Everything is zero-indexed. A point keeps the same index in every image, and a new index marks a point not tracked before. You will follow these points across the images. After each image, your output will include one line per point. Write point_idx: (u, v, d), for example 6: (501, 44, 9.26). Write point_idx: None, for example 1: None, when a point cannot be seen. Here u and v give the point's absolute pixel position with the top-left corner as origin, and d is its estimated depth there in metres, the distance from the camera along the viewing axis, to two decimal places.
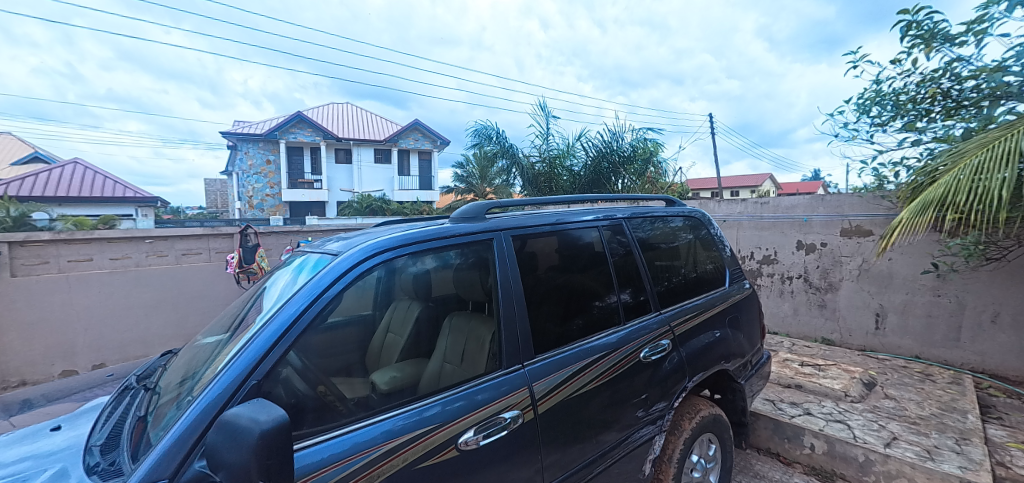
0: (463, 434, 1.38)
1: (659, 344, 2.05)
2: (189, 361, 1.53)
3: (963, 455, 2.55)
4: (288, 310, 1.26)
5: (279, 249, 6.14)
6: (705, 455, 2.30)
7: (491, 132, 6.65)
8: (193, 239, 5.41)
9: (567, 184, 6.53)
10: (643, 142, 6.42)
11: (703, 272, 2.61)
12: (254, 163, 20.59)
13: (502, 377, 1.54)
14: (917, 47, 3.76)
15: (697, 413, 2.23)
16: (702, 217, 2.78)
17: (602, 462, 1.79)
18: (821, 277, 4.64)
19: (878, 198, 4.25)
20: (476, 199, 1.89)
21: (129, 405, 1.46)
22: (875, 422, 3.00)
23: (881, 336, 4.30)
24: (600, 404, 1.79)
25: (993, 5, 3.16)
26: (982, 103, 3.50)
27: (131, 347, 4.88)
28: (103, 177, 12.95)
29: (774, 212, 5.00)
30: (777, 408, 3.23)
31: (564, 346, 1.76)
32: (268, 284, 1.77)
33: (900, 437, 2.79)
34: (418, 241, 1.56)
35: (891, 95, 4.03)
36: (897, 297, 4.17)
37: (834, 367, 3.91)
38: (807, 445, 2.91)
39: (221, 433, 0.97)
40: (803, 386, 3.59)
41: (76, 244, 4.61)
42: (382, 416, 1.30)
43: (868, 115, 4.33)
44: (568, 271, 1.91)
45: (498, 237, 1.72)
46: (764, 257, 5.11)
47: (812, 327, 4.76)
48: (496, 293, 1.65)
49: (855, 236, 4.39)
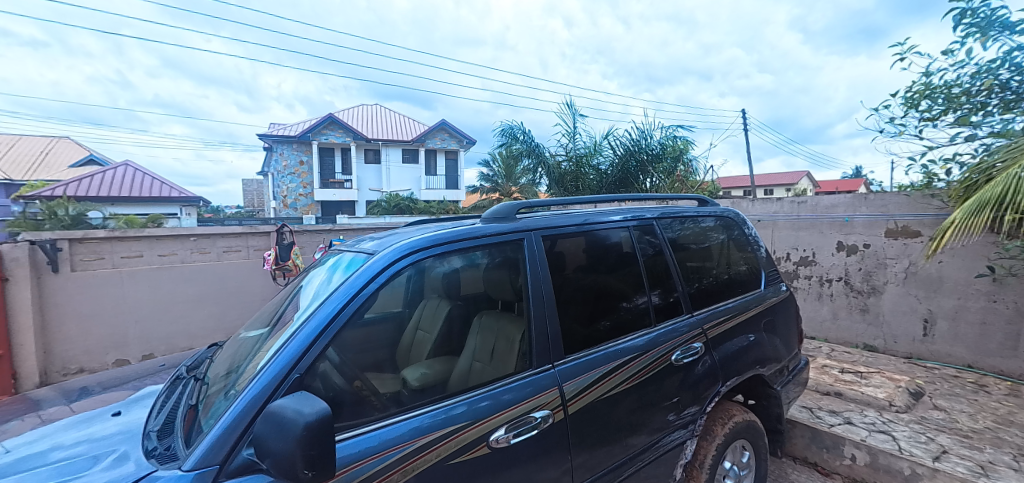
0: (494, 432, 1.40)
1: (691, 347, 2.01)
2: (234, 354, 1.61)
3: (1022, 473, 2.39)
4: (326, 309, 1.30)
5: (312, 247, 6.34)
6: (738, 462, 2.24)
7: (517, 132, 6.64)
8: (233, 237, 5.64)
9: (594, 184, 6.46)
10: (672, 140, 6.31)
11: (737, 274, 2.54)
12: (288, 164, 21.29)
13: (531, 377, 1.55)
14: (972, 36, 3.54)
15: (730, 419, 2.18)
16: (736, 216, 2.70)
17: (632, 465, 1.77)
18: (864, 280, 4.43)
19: (927, 198, 4.03)
20: (506, 200, 1.89)
21: (180, 394, 1.54)
22: (922, 434, 2.84)
23: (930, 343, 4.07)
24: (629, 406, 1.77)
25: None
26: None
27: (176, 339, 5.15)
28: (151, 178, 13.71)
29: (813, 211, 4.79)
30: (814, 417, 3.11)
31: (593, 348, 1.75)
32: (304, 282, 1.83)
33: (950, 451, 2.63)
34: (447, 241, 1.57)
35: (942, 88, 3.80)
36: (948, 302, 3.94)
37: (877, 375, 3.74)
38: (847, 455, 2.79)
39: (267, 424, 1.02)
40: (843, 394, 3.44)
41: (128, 241, 4.88)
42: (413, 413, 1.33)
43: (916, 109, 4.11)
44: (596, 271, 1.90)
45: (528, 237, 1.73)
46: (802, 258, 4.93)
47: (853, 332, 4.56)
48: (526, 293, 1.66)
49: (901, 237, 4.17)
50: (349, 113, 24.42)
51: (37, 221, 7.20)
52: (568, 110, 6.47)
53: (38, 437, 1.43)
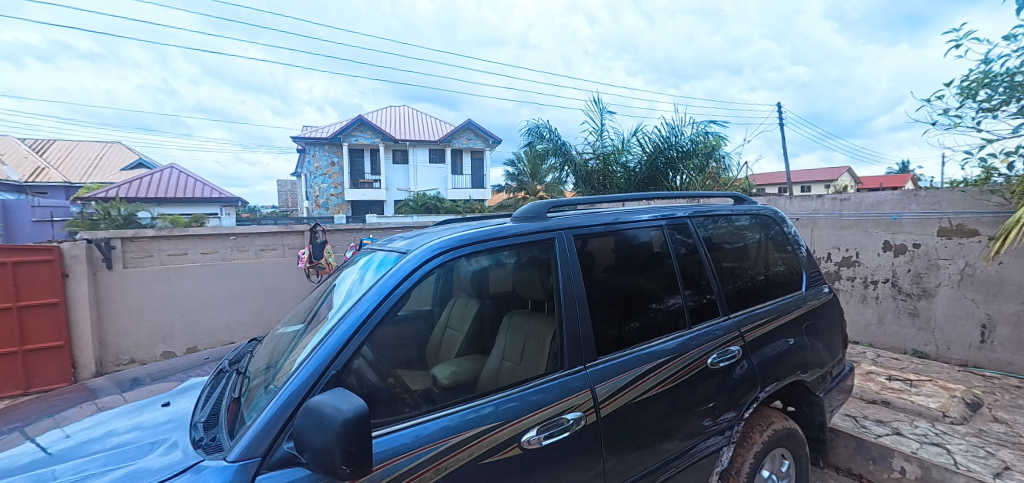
0: (525, 433, 1.38)
1: (728, 351, 1.94)
2: (273, 349, 1.66)
3: None
4: (361, 307, 1.32)
5: (343, 246, 6.51)
6: (777, 471, 2.15)
7: (543, 130, 6.60)
8: (270, 236, 5.83)
9: (622, 182, 6.36)
10: (704, 136, 6.12)
11: (775, 274, 2.43)
12: (320, 165, 21.90)
13: (562, 378, 1.53)
14: None
15: (769, 426, 2.09)
16: (773, 214, 2.60)
17: (665, 470, 1.73)
18: (913, 282, 4.18)
19: (986, 194, 3.77)
20: (536, 199, 1.87)
21: (223, 387, 1.60)
22: (981, 448, 2.65)
23: (988, 351, 3.80)
24: (662, 411, 1.72)
25: None
26: None
27: (218, 333, 5.38)
28: (194, 180, 14.40)
29: (857, 209, 4.55)
30: (859, 426, 2.95)
31: (624, 350, 1.71)
32: (337, 280, 1.87)
33: (1013, 467, 2.44)
34: (478, 240, 1.57)
35: (1004, 76, 3.53)
36: (1009, 306, 3.66)
37: (929, 384, 3.51)
38: (896, 468, 2.63)
39: (308, 419, 1.03)
40: (890, 402, 3.26)
41: (174, 240, 5.13)
42: (444, 412, 1.34)
43: (974, 100, 3.84)
44: (627, 272, 1.86)
45: (559, 237, 1.71)
46: (844, 258, 4.69)
47: (901, 338, 4.31)
48: (557, 294, 1.64)
49: (956, 237, 3.91)
50: (378, 114, 24.96)
51: (93, 221, 7.71)
52: (595, 107, 6.38)
53: (96, 423, 1.52)
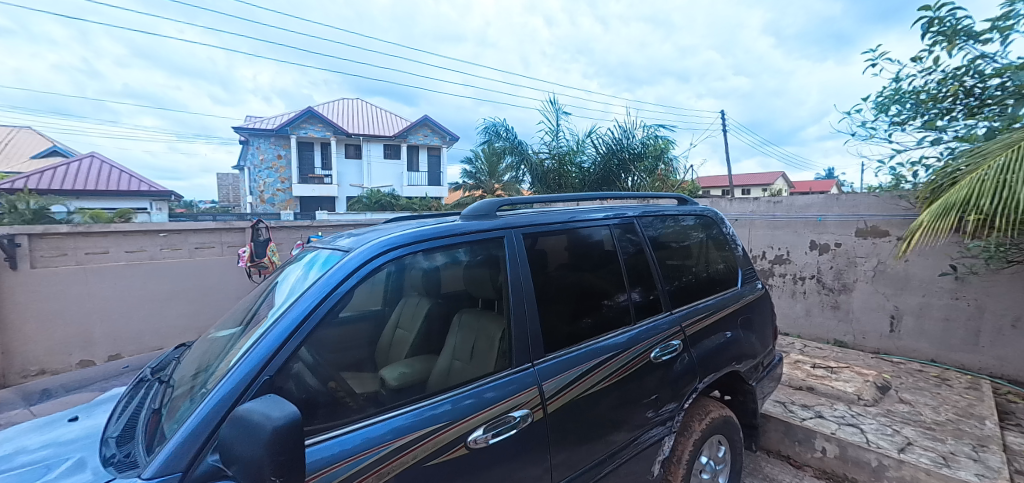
0: (472, 432, 1.38)
1: (670, 345, 2.03)
2: (203, 354, 1.55)
3: (980, 463, 2.50)
4: (300, 307, 1.27)
5: (289, 244, 6.20)
6: (714, 456, 2.29)
7: (501, 129, 6.61)
8: (206, 233, 5.48)
9: (577, 182, 6.51)
10: (654, 140, 6.36)
11: (715, 272, 2.58)
12: (265, 157, 20.71)
13: (511, 376, 1.54)
14: (939, 44, 3.66)
15: (707, 414, 2.21)
16: (715, 215, 2.75)
17: (611, 462, 1.78)
18: (835, 278, 4.57)
19: (895, 198, 4.18)
20: (487, 197, 1.87)
21: (143, 398, 1.47)
22: (889, 426, 2.95)
23: (896, 339, 4.23)
24: (610, 404, 1.78)
25: (1017, 3, 3.13)
26: (1006, 101, 3.33)
27: (147, 338, 4.97)
28: (119, 171, 13.16)
29: (788, 211, 4.90)
30: (788, 411, 3.19)
31: (576, 345, 1.75)
32: (279, 279, 1.78)
33: (914, 442, 2.74)
34: (428, 238, 1.55)
35: (911, 94, 3.93)
36: (914, 299, 4.10)
37: (847, 370, 3.86)
38: (818, 448, 2.87)
39: (234, 428, 0.97)
40: (815, 388, 3.54)
41: (93, 237, 4.63)
42: (392, 413, 1.31)
43: (887, 114, 4.24)
44: (580, 269, 1.91)
45: (509, 235, 1.72)
46: (777, 257, 5.04)
47: (825, 329, 4.70)
48: (506, 291, 1.64)
49: (871, 237, 4.31)
50: (328, 107, 23.94)
51: None
52: (551, 107, 6.48)
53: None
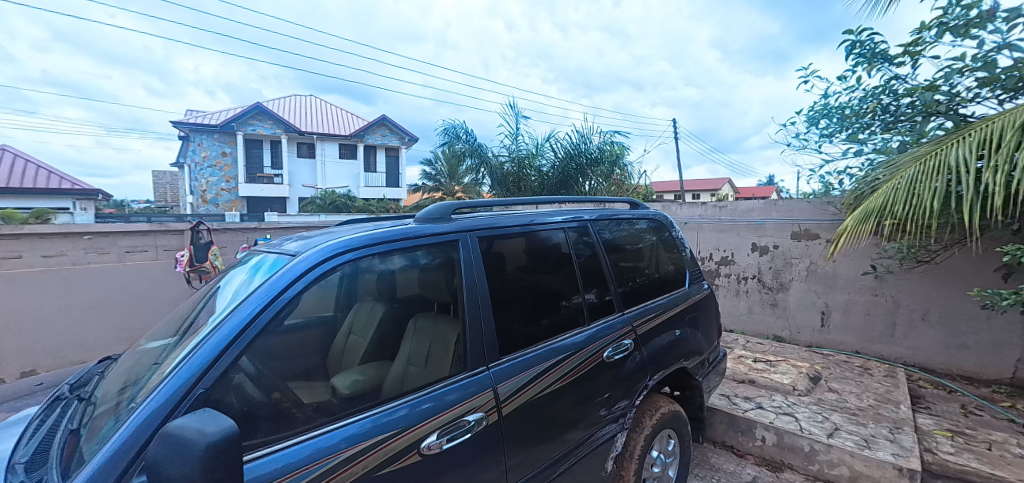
0: (426, 438, 1.36)
1: (622, 344, 2.09)
2: (132, 367, 1.43)
3: (896, 443, 2.76)
4: (241, 314, 1.21)
5: (234, 247, 5.87)
6: (664, 450, 2.38)
7: (460, 131, 6.58)
8: (139, 236, 5.09)
9: (536, 186, 6.59)
10: (610, 145, 6.55)
11: (666, 273, 2.70)
12: (208, 155, 19.46)
13: (466, 379, 1.54)
14: (860, 65, 4.01)
15: (658, 410, 2.30)
16: (666, 219, 2.87)
17: (567, 461, 1.81)
18: (774, 278, 4.89)
19: (825, 204, 4.54)
20: (442, 199, 1.85)
21: (59, 417, 1.35)
22: (820, 414, 3.19)
23: (826, 333, 4.58)
24: (565, 403, 1.81)
25: (923, 31, 3.49)
26: (916, 118, 3.69)
27: (67, 352, 4.43)
28: (36, 168, 11.94)
29: (732, 215, 5.19)
30: (731, 403, 3.37)
31: (533, 346, 1.78)
32: (222, 283, 1.68)
33: (841, 427, 2.98)
34: (381, 241, 1.52)
35: (837, 109, 4.28)
36: (841, 296, 4.45)
37: (783, 363, 4.14)
38: (758, 437, 3.05)
39: (163, 447, 0.92)
40: (755, 381, 3.76)
41: (2, 240, 4.17)
42: (346, 421, 1.29)
43: (817, 127, 4.59)
44: (537, 272, 1.93)
45: (464, 238, 1.71)
46: (722, 258, 5.31)
47: (765, 325, 5.01)
48: (461, 295, 1.64)
49: (804, 239, 4.65)
50: (279, 103, 22.86)
51: None
52: (511, 111, 6.53)
53: None
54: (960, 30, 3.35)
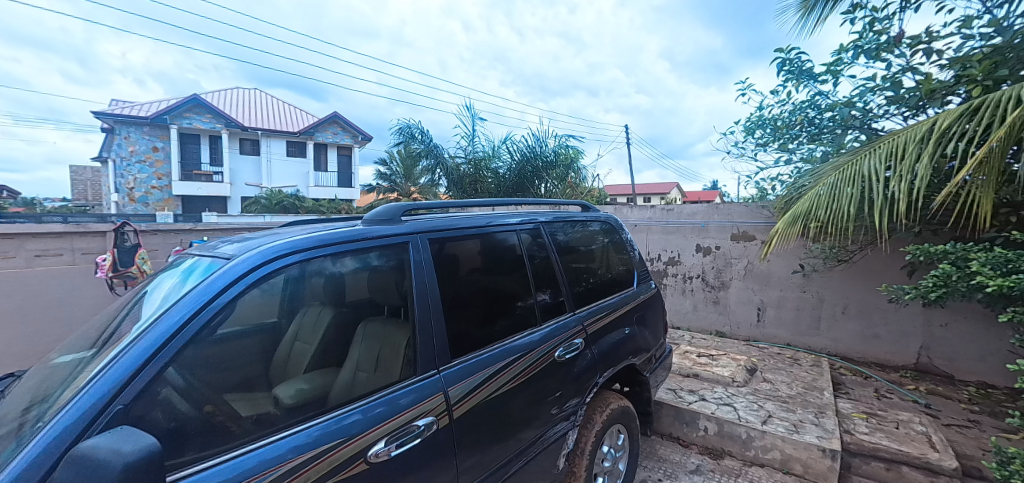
0: (373, 445, 1.33)
1: (573, 344, 2.14)
2: (39, 384, 1.30)
3: (820, 427, 3.01)
4: (167, 322, 1.13)
5: (166, 250, 5.43)
6: (614, 444, 2.46)
7: (415, 131, 6.45)
8: (52, 238, 4.61)
9: (492, 187, 6.60)
10: (564, 149, 6.68)
11: (616, 274, 2.79)
12: (136, 150, 17.90)
13: (417, 384, 1.52)
14: (790, 81, 4.35)
15: (607, 406, 2.37)
16: (616, 222, 2.97)
17: (519, 460, 1.82)
18: (715, 277, 5.18)
19: (760, 208, 4.87)
20: (392, 201, 1.81)
21: None
22: (755, 403, 3.41)
23: (762, 327, 4.91)
24: (517, 404, 1.83)
25: (842, 52, 3.84)
26: (837, 131, 4.06)
27: None
28: None
29: (678, 218, 5.45)
30: (677, 396, 3.54)
31: (486, 348, 1.78)
32: (150, 288, 1.56)
33: (774, 415, 3.20)
34: (325, 244, 1.47)
35: (770, 121, 4.62)
36: (775, 293, 4.79)
37: (724, 357, 4.39)
38: (701, 427, 3.22)
39: (70, 470, 0.91)
40: (699, 375, 3.97)
41: None
42: (294, 430, 1.25)
43: (753, 137, 4.93)
44: (490, 274, 1.94)
45: (415, 241, 1.69)
46: (669, 258, 5.56)
47: (708, 321, 5.30)
48: (411, 298, 1.62)
49: (742, 240, 4.96)
50: (219, 96, 21.44)
51: None
52: (468, 113, 6.53)
53: None
54: (872, 53, 3.72)
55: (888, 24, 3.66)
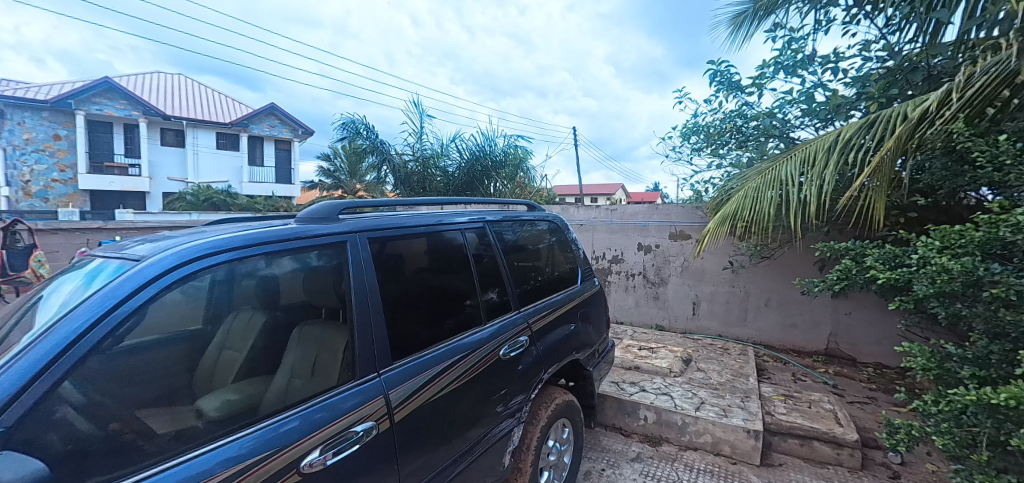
0: (307, 455, 1.27)
1: (518, 341, 2.16)
2: None
3: (746, 410, 3.26)
4: (62, 333, 1.03)
5: (69, 251, 4.86)
6: (559, 438, 2.52)
7: (360, 127, 6.22)
8: None
9: (440, 186, 6.51)
10: (513, 149, 6.72)
11: (561, 272, 2.85)
12: (32, 138, 15.80)
13: (355, 388, 1.47)
14: (720, 91, 4.66)
15: (552, 401, 2.42)
16: (562, 222, 3.04)
17: (464, 460, 1.82)
18: (655, 273, 5.45)
19: (695, 208, 5.19)
20: (329, 199, 1.74)
21: None
22: (691, 391, 3.63)
23: (697, 320, 5.23)
24: (462, 403, 1.82)
25: (765, 67, 4.17)
26: (760, 138, 4.41)
27: None
28: None
29: (621, 217, 5.66)
30: (619, 389, 3.68)
31: (430, 348, 1.76)
32: (47, 291, 1.39)
33: (706, 401, 3.43)
34: (253, 245, 1.38)
35: (703, 128, 4.93)
36: (708, 288, 5.12)
37: (663, 349, 4.63)
38: (641, 416, 3.38)
39: None
40: (640, 367, 4.16)
41: None
42: (225, 441, 1.18)
43: (689, 142, 5.23)
44: (435, 274, 1.92)
45: (354, 240, 1.63)
46: (613, 257, 5.76)
47: (649, 316, 5.56)
48: (349, 300, 1.56)
49: (679, 239, 5.26)
50: (135, 82, 19.46)
51: None
52: (415, 109, 6.39)
53: None
54: (790, 69, 4.07)
55: (803, 44, 4.03)
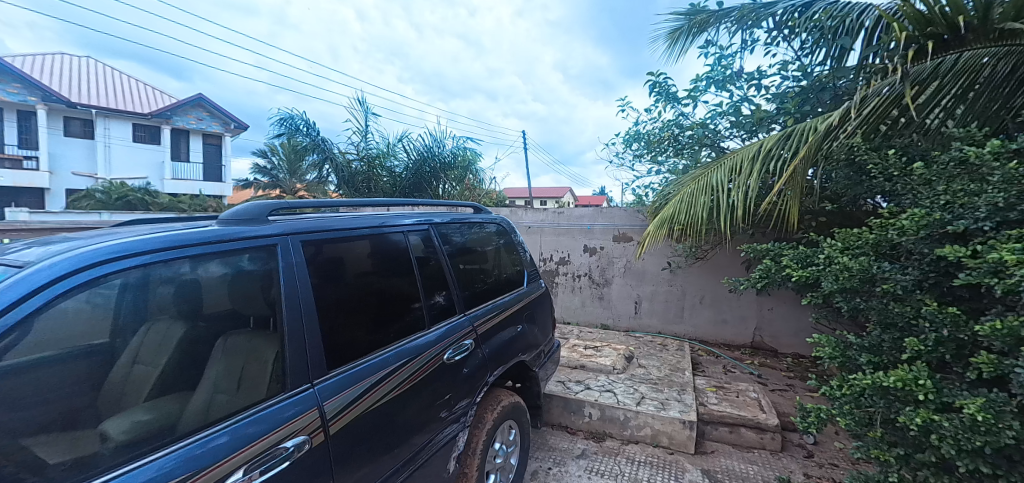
0: (231, 475, 1.19)
1: (462, 345, 2.14)
2: None
3: (682, 402, 3.45)
4: None
5: None
6: (506, 440, 2.52)
7: (299, 123, 5.91)
8: None
9: (387, 187, 6.33)
10: (462, 150, 6.66)
11: (508, 275, 2.87)
12: None
13: (286, 401, 1.39)
14: (659, 101, 4.90)
15: (499, 403, 2.42)
16: (509, 224, 3.06)
17: (407, 469, 1.77)
18: (600, 274, 5.62)
19: (636, 212, 5.42)
20: (257, 199, 1.63)
21: None
22: (632, 387, 3.78)
23: (639, 318, 5.46)
24: (404, 411, 1.77)
25: (699, 80, 4.45)
26: (695, 147, 4.68)
27: None
28: None
29: (568, 220, 5.80)
30: (566, 388, 3.75)
31: (369, 356, 1.69)
32: None
33: (646, 396, 3.59)
34: (165, 250, 1.26)
35: (643, 136, 5.16)
36: (648, 287, 5.36)
37: (607, 347, 4.79)
38: (586, 414, 3.47)
39: None
40: (585, 366, 4.27)
41: None
42: (148, 459, 1.10)
43: (631, 148, 5.46)
44: (377, 278, 1.85)
45: (285, 243, 1.54)
46: (560, 259, 5.88)
47: (594, 315, 5.72)
48: (279, 307, 1.47)
49: (622, 241, 5.46)
50: (33, 64, 17.24)
51: None
52: (360, 107, 6.17)
53: None
54: (721, 83, 4.37)
55: (731, 60, 4.34)
